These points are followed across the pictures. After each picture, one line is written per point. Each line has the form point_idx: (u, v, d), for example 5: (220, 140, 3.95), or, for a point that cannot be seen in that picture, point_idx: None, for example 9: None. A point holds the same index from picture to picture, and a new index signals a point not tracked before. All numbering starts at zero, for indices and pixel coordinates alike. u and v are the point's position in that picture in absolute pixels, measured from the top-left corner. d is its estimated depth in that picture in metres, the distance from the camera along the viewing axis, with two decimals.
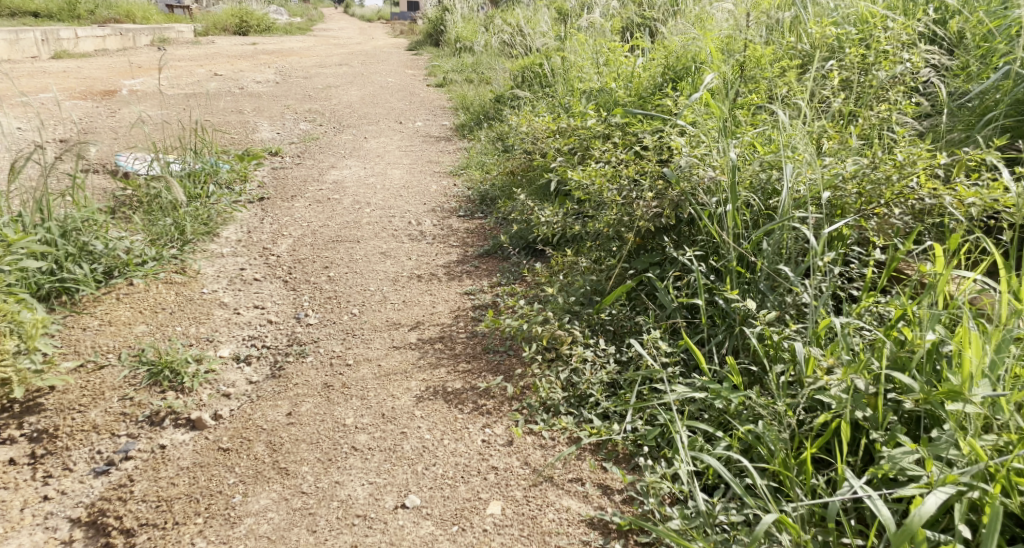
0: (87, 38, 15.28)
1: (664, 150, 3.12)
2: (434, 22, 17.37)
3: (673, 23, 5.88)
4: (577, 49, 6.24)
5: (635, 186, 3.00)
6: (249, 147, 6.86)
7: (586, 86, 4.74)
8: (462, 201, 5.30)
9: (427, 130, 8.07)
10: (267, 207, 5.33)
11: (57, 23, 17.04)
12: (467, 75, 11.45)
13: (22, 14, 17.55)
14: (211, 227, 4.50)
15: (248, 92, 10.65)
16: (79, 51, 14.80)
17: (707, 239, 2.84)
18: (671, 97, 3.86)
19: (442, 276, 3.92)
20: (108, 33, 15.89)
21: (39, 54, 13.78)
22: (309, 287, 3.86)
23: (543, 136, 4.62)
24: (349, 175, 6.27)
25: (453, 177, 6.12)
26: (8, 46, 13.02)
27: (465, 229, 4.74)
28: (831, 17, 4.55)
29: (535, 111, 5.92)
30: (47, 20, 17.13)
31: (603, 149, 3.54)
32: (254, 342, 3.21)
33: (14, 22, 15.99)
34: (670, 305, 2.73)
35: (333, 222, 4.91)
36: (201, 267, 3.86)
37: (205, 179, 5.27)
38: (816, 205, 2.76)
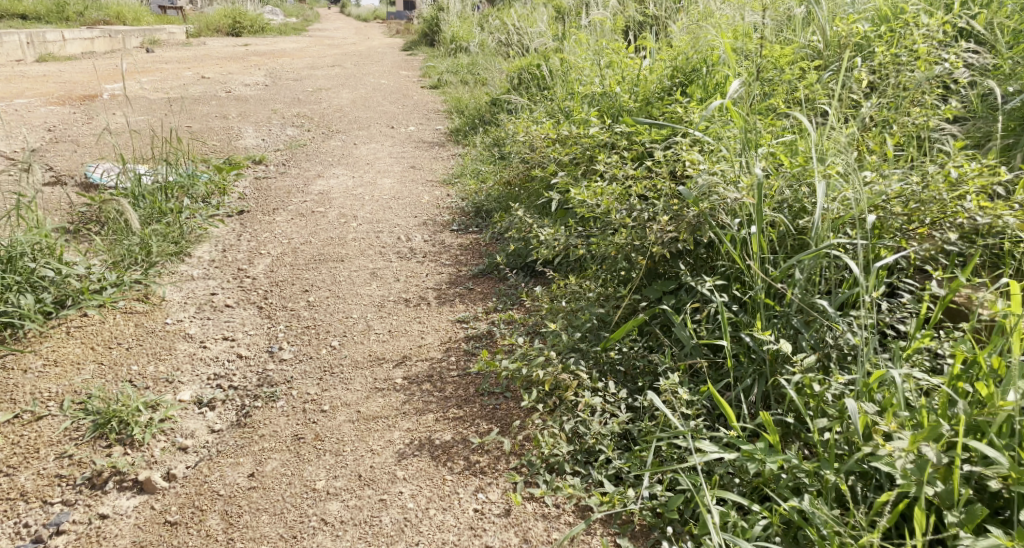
0: (74, 40, 14.94)
1: (678, 163, 2.77)
2: (430, 23, 17.02)
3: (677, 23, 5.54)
4: (577, 50, 5.91)
5: (647, 207, 2.65)
6: (231, 155, 6.53)
7: (588, 90, 4.41)
8: (456, 214, 4.97)
9: (420, 135, 7.73)
10: (246, 221, 4.99)
11: (44, 24, 16.72)
12: (462, 76, 11.09)
13: (10, 16, 17.21)
14: (182, 246, 4.19)
15: (236, 96, 10.32)
16: (66, 53, 14.48)
17: (730, 267, 2.50)
18: (681, 104, 3.52)
19: (432, 300, 3.58)
20: (96, 35, 15.58)
21: (24, 57, 13.45)
22: (286, 314, 3.51)
23: (541, 145, 4.29)
24: (336, 185, 5.93)
25: (446, 186, 5.78)
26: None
27: (458, 246, 4.40)
28: (851, 14, 4.21)
29: (533, 116, 5.59)
30: (35, 22, 16.77)
31: (609, 161, 3.19)
32: (220, 382, 2.87)
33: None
34: (688, 343, 2.38)
35: (316, 238, 4.57)
36: (167, 293, 3.52)
37: (179, 192, 4.94)
38: (856, 226, 2.42)
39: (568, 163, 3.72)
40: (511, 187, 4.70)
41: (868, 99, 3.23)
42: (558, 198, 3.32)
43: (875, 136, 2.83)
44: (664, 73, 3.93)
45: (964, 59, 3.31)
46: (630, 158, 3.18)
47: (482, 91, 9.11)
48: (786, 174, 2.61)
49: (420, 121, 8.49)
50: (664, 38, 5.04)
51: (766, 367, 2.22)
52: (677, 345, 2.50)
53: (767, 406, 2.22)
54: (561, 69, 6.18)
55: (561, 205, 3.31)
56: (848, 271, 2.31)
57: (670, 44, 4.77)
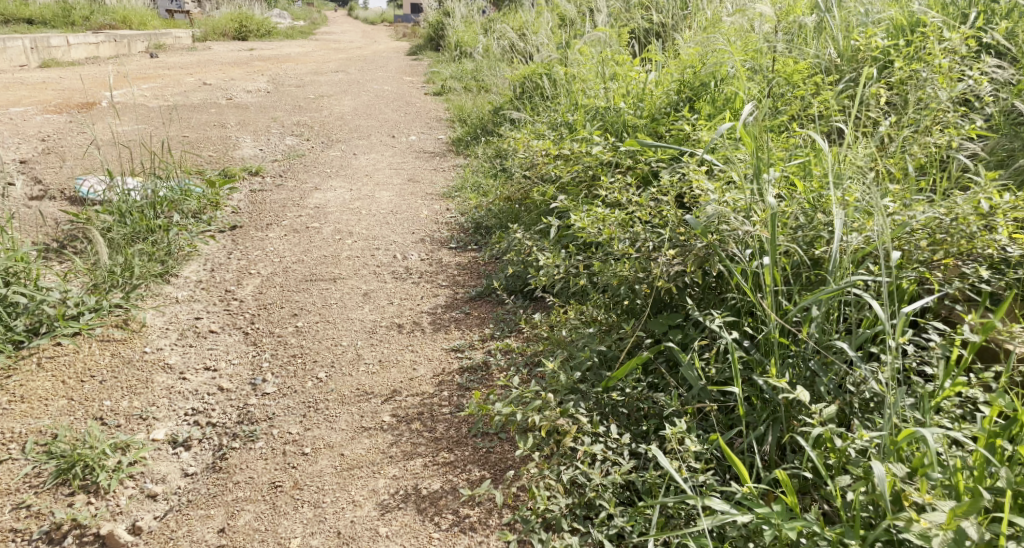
0: (79, 45, 14.86)
1: (686, 189, 2.60)
2: (435, 28, 16.89)
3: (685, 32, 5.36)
4: (580, 60, 5.74)
5: (652, 236, 2.47)
6: (227, 167, 6.40)
7: (592, 103, 4.23)
8: (455, 230, 4.80)
9: (421, 145, 7.56)
10: (237, 238, 4.84)
11: (50, 29, 16.68)
12: (467, 83, 10.93)
13: (17, 21, 17.16)
14: (168, 266, 4.07)
15: (237, 103, 10.20)
16: (70, 59, 14.42)
17: (741, 300, 2.30)
18: (688, 121, 3.36)
19: (426, 326, 3.41)
20: (101, 40, 15.53)
21: (29, 62, 13.36)
22: (273, 341, 3.35)
23: (542, 161, 4.12)
24: (334, 198, 5.78)
25: (446, 200, 5.61)
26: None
27: (456, 265, 4.24)
28: (867, 25, 4.04)
29: (535, 129, 5.42)
30: (40, 28, 16.72)
31: (612, 184, 3.02)
32: (197, 418, 2.70)
33: (5, 29, 15.64)
34: (695, 384, 2.19)
35: (309, 256, 4.42)
36: (148, 318, 3.37)
37: (170, 208, 4.81)
38: (878, 259, 2.23)
39: (570, 183, 3.55)
40: (511, 203, 4.53)
41: (888, 116, 3.05)
42: (558, 221, 3.15)
43: (897, 157, 2.65)
44: (671, 87, 3.76)
45: (989, 75, 3.12)
46: (634, 181, 3.01)
47: (485, 99, 8.95)
48: (799, 202, 2.43)
49: (422, 130, 8.33)
50: (671, 51, 4.87)
51: (780, 412, 2.03)
52: (686, 387, 2.29)
53: (781, 456, 2.03)
54: (564, 80, 6.01)
55: (561, 227, 3.14)
56: (869, 309, 2.12)
57: (677, 55, 4.60)
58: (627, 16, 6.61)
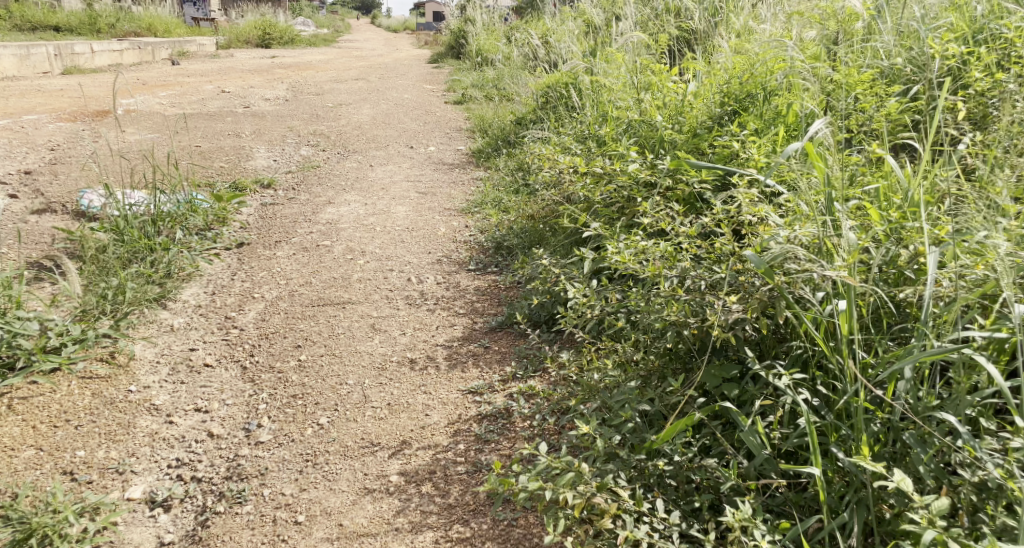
0: (102, 52, 14.79)
1: (743, 219, 2.25)
2: (457, 35, 16.65)
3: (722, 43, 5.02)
4: (608, 69, 5.41)
5: (703, 273, 2.11)
6: (239, 179, 6.17)
7: (624, 115, 3.90)
8: (473, 250, 4.48)
9: (441, 156, 7.25)
10: (243, 256, 4.57)
11: (75, 36, 16.68)
12: (488, 92, 10.64)
13: (43, 27, 17.00)
14: (165, 289, 3.78)
15: (254, 112, 9.99)
16: (93, 65, 14.35)
17: (811, 350, 1.96)
18: (736, 138, 3.03)
19: (441, 363, 3.07)
20: (125, 47, 15.51)
21: (52, 69, 13.26)
22: (272, 378, 3.03)
23: (569, 180, 3.80)
24: (348, 212, 5.50)
25: (466, 217, 5.28)
26: (18, 61, 12.52)
27: (474, 289, 3.91)
28: (932, 29, 3.65)
29: (560, 142, 5.09)
30: (65, 34, 16.70)
31: (652, 211, 2.68)
32: (180, 473, 2.40)
33: (32, 36, 15.68)
34: (759, 454, 1.84)
35: (318, 278, 4.12)
36: (137, 351, 3.09)
37: (173, 224, 4.56)
38: (980, 307, 1.87)
39: (601, 206, 3.22)
40: (536, 223, 4.20)
41: (967, 134, 2.68)
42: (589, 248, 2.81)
43: (987, 181, 2.28)
44: (713, 99, 3.41)
45: None
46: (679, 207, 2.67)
47: (507, 108, 8.63)
48: (876, 233, 2.08)
49: (442, 140, 8.03)
50: (709, 59, 4.53)
51: (866, 492, 1.70)
52: (744, 453, 1.94)
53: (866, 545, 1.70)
54: (591, 89, 5.69)
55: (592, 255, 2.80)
56: (974, 370, 1.76)
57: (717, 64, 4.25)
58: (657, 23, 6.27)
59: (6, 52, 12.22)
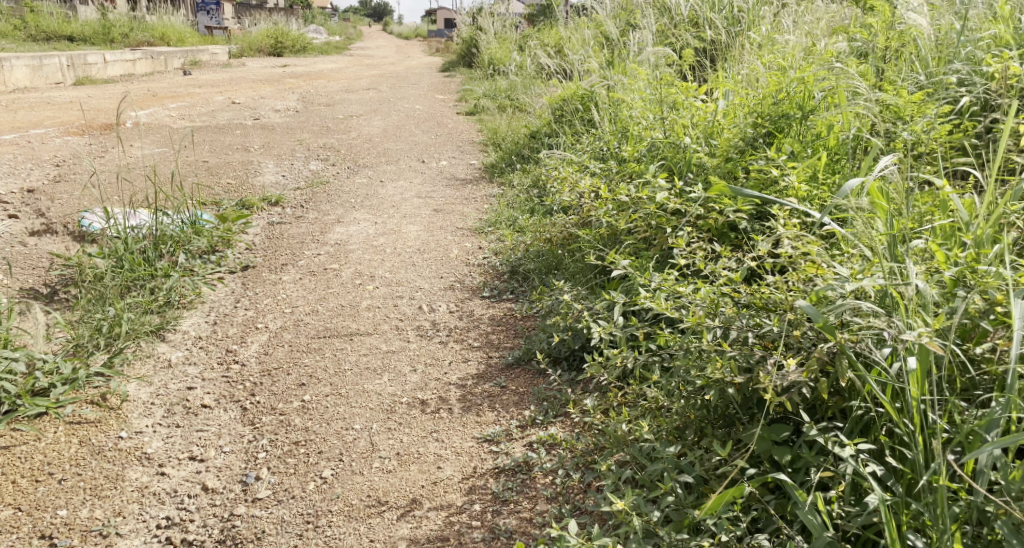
0: (115, 62, 14.73)
1: (795, 261, 2.04)
2: (469, 44, 16.53)
3: (747, 60, 4.81)
4: (626, 83, 5.20)
5: (750, 324, 1.90)
6: (246, 197, 6.03)
7: (647, 135, 3.69)
8: (487, 275, 4.29)
9: (452, 171, 7.06)
10: (248, 281, 4.41)
11: (88, 46, 16.65)
12: (500, 103, 10.47)
13: (57, 37, 16.91)
14: (164, 320, 3.60)
15: (263, 124, 9.85)
16: (105, 75, 14.30)
17: (874, 413, 1.75)
18: (776, 164, 2.82)
19: (454, 405, 2.87)
20: (138, 57, 15.46)
21: (64, 80, 13.18)
22: (274, 421, 2.83)
23: (590, 205, 3.60)
24: (356, 232, 5.32)
25: (479, 237, 5.08)
26: (31, 72, 12.44)
27: (489, 318, 3.72)
28: (978, 42, 3.42)
29: (578, 161, 4.89)
30: (79, 45, 16.68)
31: (686, 248, 2.49)
32: (170, 535, 2.22)
33: (45, 46, 15.67)
34: (822, 536, 1.63)
35: (324, 306, 3.94)
36: (130, 391, 2.90)
37: (176, 248, 4.44)
38: None
39: (627, 236, 3.02)
40: (554, 248, 4.00)
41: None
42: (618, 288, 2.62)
43: None
44: (745, 120, 3.20)
45: None
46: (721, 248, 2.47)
47: (520, 120, 8.45)
48: (943, 278, 1.86)
49: (453, 153, 7.85)
50: (735, 74, 4.32)
51: None
52: (799, 528, 1.74)
53: None
54: (608, 104, 5.49)
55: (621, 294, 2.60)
56: None
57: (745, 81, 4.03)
58: (676, 34, 6.08)
59: (19, 63, 12.13)
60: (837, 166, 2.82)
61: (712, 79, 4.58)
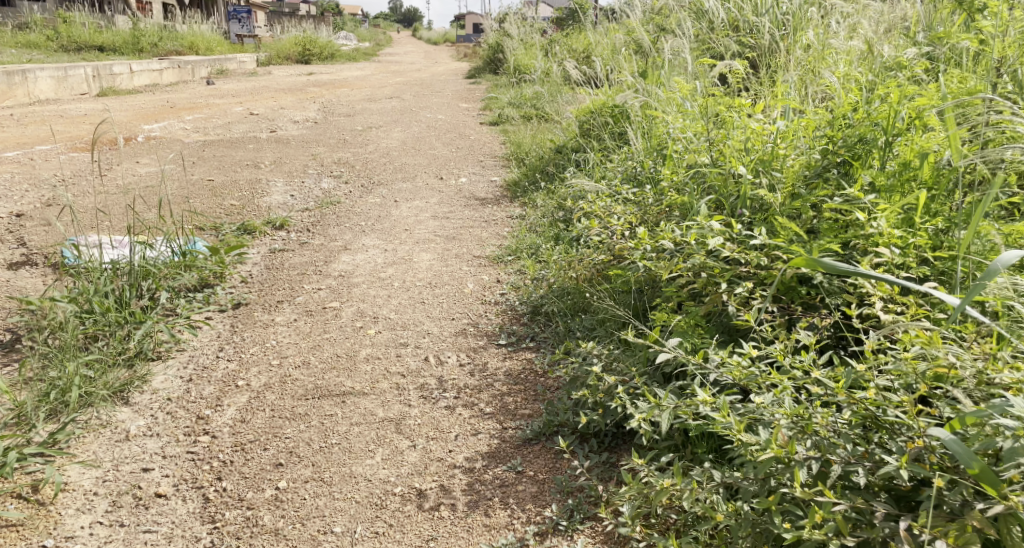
0: (142, 72, 14.52)
1: (905, 377, 1.75)
2: (496, 49, 16.05)
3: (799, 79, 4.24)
4: (660, 95, 4.63)
5: (856, 456, 1.69)
6: (248, 221, 5.61)
7: (693, 162, 3.15)
8: (505, 316, 3.77)
9: (472, 189, 6.54)
10: (238, 323, 3.96)
11: (117, 55, 16.49)
12: (525, 112, 9.95)
13: (88, 47, 16.73)
14: (131, 376, 3.15)
15: (279, 137, 9.46)
16: (131, 86, 14.08)
17: None
18: (862, 206, 2.25)
19: (458, 499, 2.35)
20: (165, 66, 15.24)
21: (90, 90, 12.94)
22: (239, 519, 2.34)
23: (623, 245, 3.07)
24: (363, 261, 4.85)
25: (497, 268, 4.55)
26: (56, 83, 12.21)
27: (504, 373, 3.19)
28: None
29: (610, 185, 4.36)
30: (109, 54, 16.53)
31: (753, 323, 2.05)
32: None
33: (73, 56, 15.52)
34: None
35: (319, 355, 3.46)
36: (70, 481, 2.48)
37: (156, 284, 4.05)
38: None
39: (673, 289, 2.47)
40: (581, 288, 3.47)
41: None
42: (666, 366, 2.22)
43: None
44: (814, 146, 2.64)
45: None
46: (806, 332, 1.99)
47: (547, 131, 7.90)
48: None
49: (474, 169, 7.33)
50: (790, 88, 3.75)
51: None
52: None
53: None
54: (642, 117, 4.94)
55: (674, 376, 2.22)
56: None
57: (806, 98, 3.45)
58: (716, 39, 5.52)
59: (43, 74, 11.91)
60: (936, 206, 2.25)
61: (764, 93, 4.02)
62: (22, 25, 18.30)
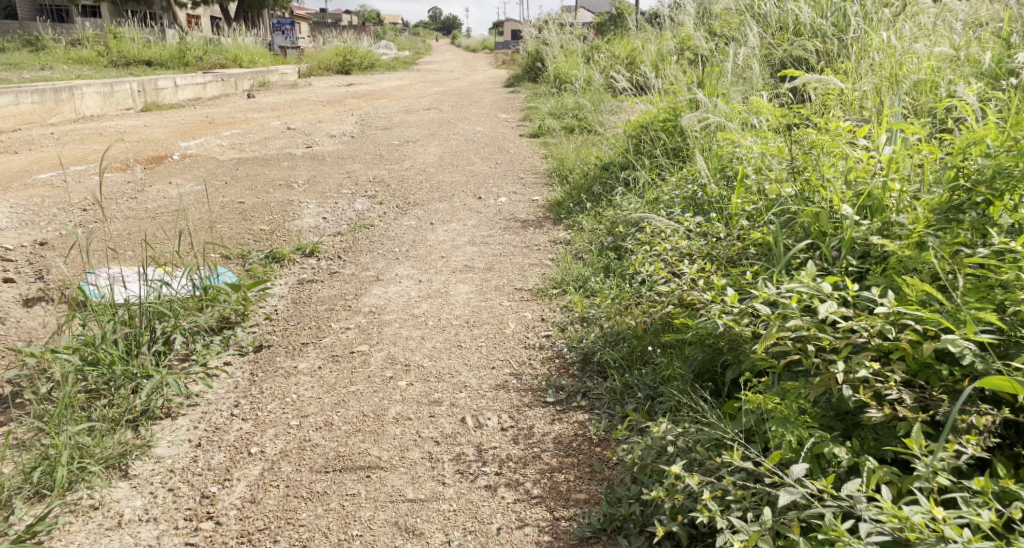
0: (186, 86, 14.46)
1: None
2: (535, 57, 15.61)
3: (891, 97, 3.71)
4: (726, 109, 4.13)
5: None
6: (276, 248, 5.28)
7: (783, 199, 2.70)
8: (551, 364, 3.34)
9: (512, 209, 6.12)
10: (259, 369, 3.61)
11: (162, 69, 16.50)
12: (568, 123, 9.49)
13: (137, 63, 16.77)
14: (132, 445, 2.80)
15: (315, 153, 9.19)
16: (175, 100, 14.01)
17: None
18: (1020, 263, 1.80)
19: None
20: (209, 80, 15.17)
21: (135, 105, 12.88)
22: None
23: (696, 297, 2.61)
24: (396, 294, 4.47)
25: (542, 303, 4.12)
26: (101, 99, 12.16)
27: (553, 439, 2.76)
28: None
29: (669, 214, 3.90)
30: (155, 68, 16.57)
31: (913, 448, 1.66)
32: None
33: (120, 71, 15.56)
34: None
35: (345, 413, 3.07)
36: None
37: (173, 328, 3.72)
38: None
39: (770, 360, 2.04)
40: (641, 339, 3.02)
41: None
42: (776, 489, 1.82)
43: None
44: (939, 181, 2.18)
45: None
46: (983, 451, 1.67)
47: (591, 145, 7.43)
48: None
49: (515, 187, 6.91)
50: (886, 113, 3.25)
51: None
52: None
53: None
54: (701, 135, 4.47)
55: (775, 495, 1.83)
56: None
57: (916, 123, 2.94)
58: (780, 46, 5.01)
59: (90, 91, 11.85)
60: None
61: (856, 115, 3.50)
62: (75, 43, 18.55)
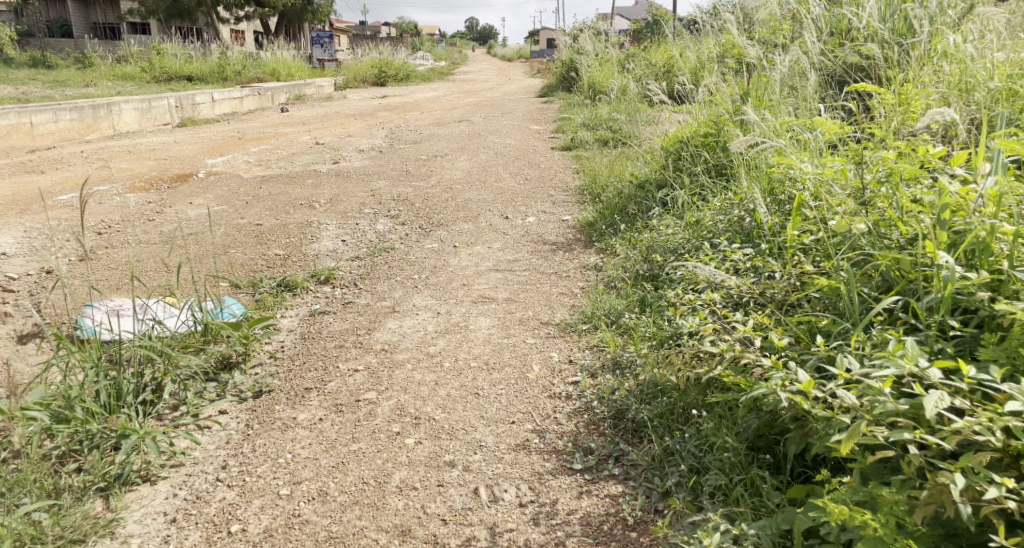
0: (223, 100, 14.38)
1: None
2: (569, 67, 15.18)
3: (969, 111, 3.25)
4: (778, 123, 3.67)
5: None
6: (289, 275, 4.95)
7: (857, 236, 2.32)
8: (579, 418, 2.92)
9: (541, 231, 5.71)
10: (256, 420, 3.24)
11: (201, 84, 16.49)
12: (602, 135, 9.06)
13: (178, 78, 16.80)
14: (96, 523, 2.47)
15: (342, 169, 8.91)
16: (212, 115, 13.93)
17: None
18: None
19: None
20: (246, 94, 15.08)
21: (171, 120, 12.77)
22: None
23: (753, 361, 2.20)
24: (411, 329, 4.09)
25: (570, 341, 3.70)
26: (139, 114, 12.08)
27: (579, 519, 2.38)
28: None
29: (713, 243, 3.47)
30: (195, 83, 16.57)
31: None
32: None
33: (161, 86, 15.60)
34: None
35: (347, 480, 2.67)
36: None
37: (164, 373, 3.38)
38: None
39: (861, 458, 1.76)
40: (686, 396, 2.60)
41: None
42: None
43: None
44: None
45: None
46: None
47: (626, 159, 6.99)
48: None
49: (545, 206, 6.50)
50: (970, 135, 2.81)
51: None
52: None
53: None
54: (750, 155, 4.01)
55: None
56: None
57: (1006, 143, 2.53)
58: (835, 54, 4.54)
59: (129, 106, 11.77)
60: None
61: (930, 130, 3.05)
62: (120, 59, 18.71)
